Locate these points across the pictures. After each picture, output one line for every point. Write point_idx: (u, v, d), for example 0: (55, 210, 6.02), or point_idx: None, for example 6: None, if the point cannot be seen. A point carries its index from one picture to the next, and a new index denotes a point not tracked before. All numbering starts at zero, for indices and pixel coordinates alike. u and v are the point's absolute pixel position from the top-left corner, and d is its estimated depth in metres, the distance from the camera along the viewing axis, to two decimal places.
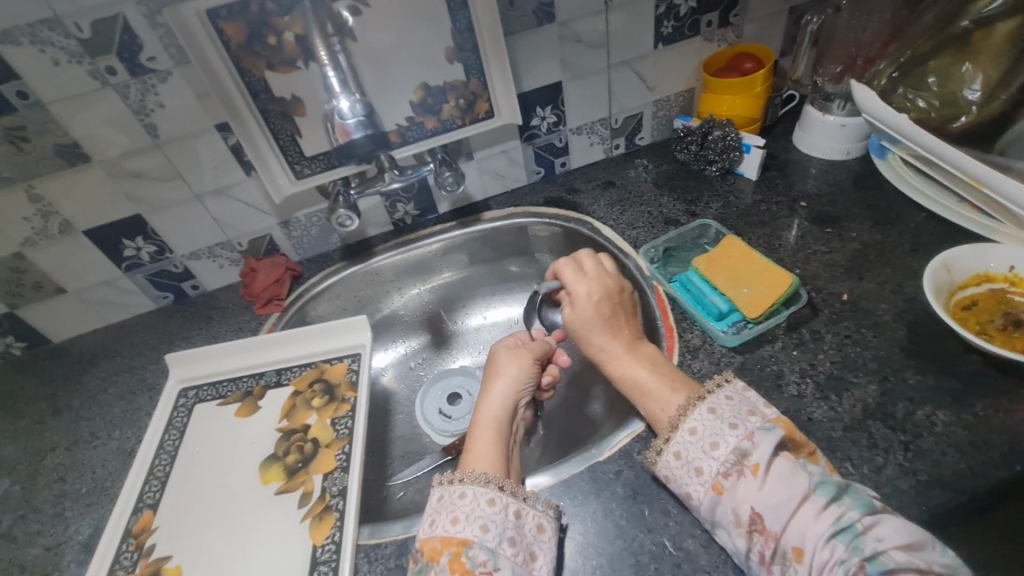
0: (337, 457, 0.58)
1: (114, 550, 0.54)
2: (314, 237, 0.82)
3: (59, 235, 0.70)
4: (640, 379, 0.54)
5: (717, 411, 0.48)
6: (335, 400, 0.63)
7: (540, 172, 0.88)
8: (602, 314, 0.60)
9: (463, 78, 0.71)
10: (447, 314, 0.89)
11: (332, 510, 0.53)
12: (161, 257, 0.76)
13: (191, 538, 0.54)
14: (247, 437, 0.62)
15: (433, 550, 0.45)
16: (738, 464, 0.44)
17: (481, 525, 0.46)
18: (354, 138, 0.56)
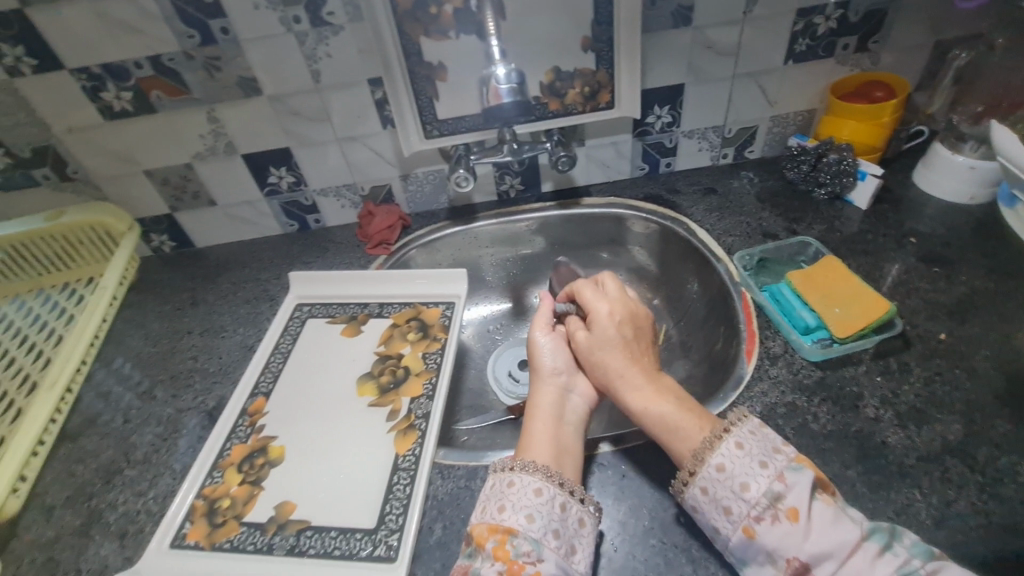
0: (424, 386, 0.65)
1: (233, 422, 0.63)
2: (426, 194, 0.89)
3: (223, 155, 0.81)
4: (663, 408, 0.53)
5: (745, 446, 0.47)
6: (428, 337, 0.70)
7: (644, 169, 0.91)
8: (623, 337, 0.60)
9: (593, 68, 0.75)
10: (531, 287, 0.94)
11: (415, 428, 0.60)
12: (296, 188, 0.87)
13: (295, 426, 0.62)
14: (349, 354, 0.70)
15: (479, 535, 0.47)
16: (772, 508, 0.44)
17: (527, 516, 0.47)
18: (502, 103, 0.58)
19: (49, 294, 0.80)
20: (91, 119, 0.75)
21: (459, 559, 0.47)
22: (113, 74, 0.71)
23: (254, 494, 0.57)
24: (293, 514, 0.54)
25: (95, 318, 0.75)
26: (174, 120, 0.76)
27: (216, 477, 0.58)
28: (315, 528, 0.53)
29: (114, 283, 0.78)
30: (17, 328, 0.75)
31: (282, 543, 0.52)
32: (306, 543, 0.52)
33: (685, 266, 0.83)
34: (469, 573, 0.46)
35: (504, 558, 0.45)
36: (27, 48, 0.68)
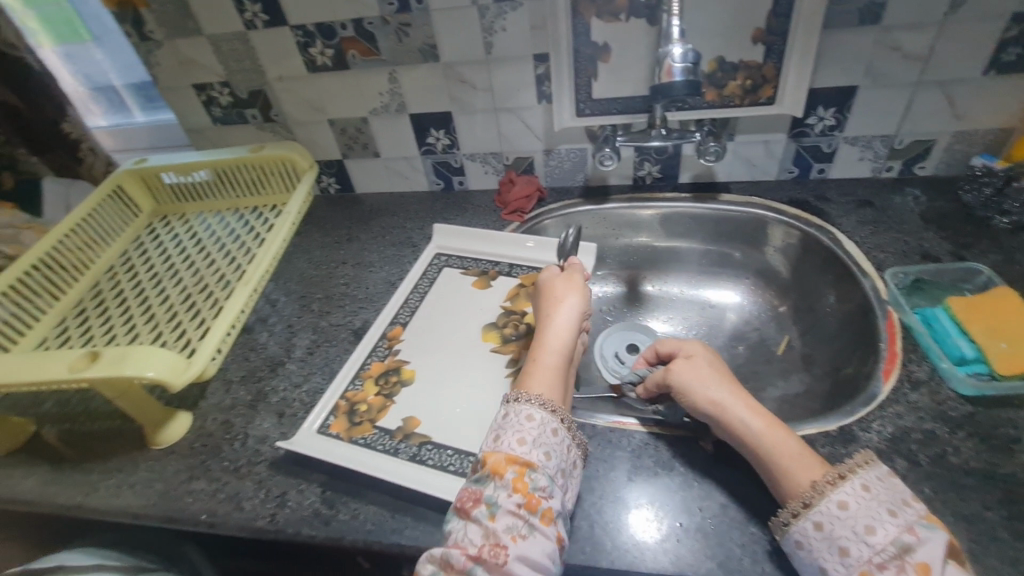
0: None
1: (375, 342, 0.72)
2: (565, 170, 0.93)
3: (394, 112, 0.91)
4: (782, 440, 0.49)
5: (874, 490, 0.44)
6: None
7: (792, 172, 0.87)
8: (719, 365, 0.58)
9: (760, 61, 0.74)
10: (650, 276, 0.95)
11: None
12: (449, 151, 0.95)
13: (426, 356, 0.70)
14: (478, 303, 0.76)
15: (497, 464, 0.49)
16: (898, 560, 0.40)
17: (544, 452, 0.50)
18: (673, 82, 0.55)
19: (250, 220, 0.93)
20: (298, 70, 0.89)
21: (473, 488, 0.48)
22: (323, 33, 0.83)
23: (387, 405, 0.64)
24: (417, 428, 0.61)
25: (283, 232, 0.84)
26: (362, 78, 0.87)
27: (357, 384, 0.67)
28: (434, 444, 0.59)
29: (298, 206, 0.88)
30: (224, 242, 0.88)
31: (406, 450, 0.59)
32: (425, 454, 0.59)
33: (823, 278, 0.79)
34: (485, 501, 0.47)
35: (520, 490, 0.47)
36: (264, 6, 0.82)
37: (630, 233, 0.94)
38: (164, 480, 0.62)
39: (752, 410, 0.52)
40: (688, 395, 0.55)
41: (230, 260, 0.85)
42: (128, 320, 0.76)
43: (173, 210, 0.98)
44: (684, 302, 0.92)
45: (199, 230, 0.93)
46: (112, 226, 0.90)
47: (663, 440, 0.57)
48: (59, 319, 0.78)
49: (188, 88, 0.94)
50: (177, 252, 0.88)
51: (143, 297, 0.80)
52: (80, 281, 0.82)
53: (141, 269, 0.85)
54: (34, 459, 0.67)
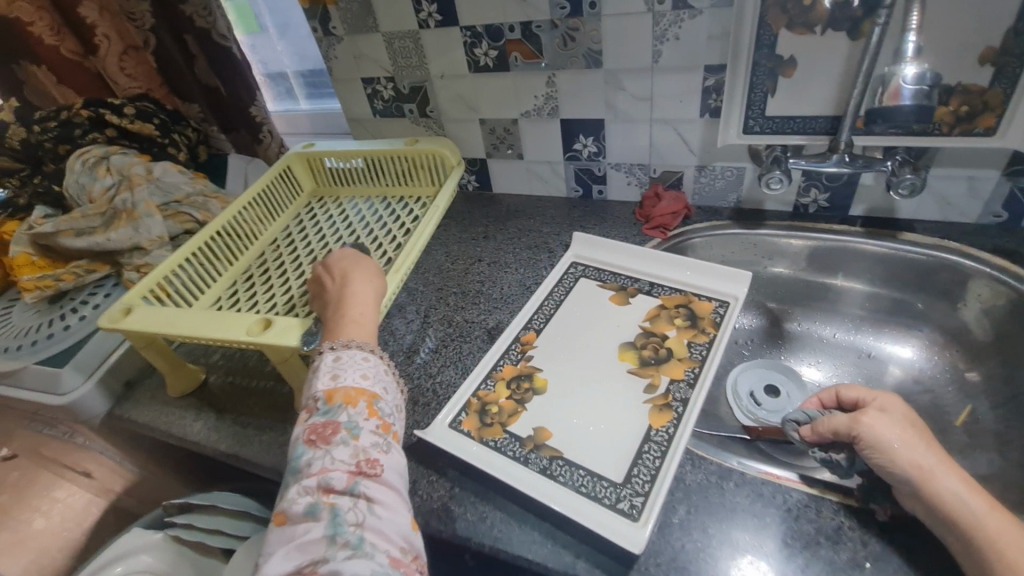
0: (686, 373, 0.65)
1: (508, 345, 0.72)
2: (716, 189, 0.88)
3: (546, 116, 0.91)
4: (1007, 526, 0.42)
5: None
6: (696, 327, 0.70)
7: (1000, 217, 0.74)
8: (917, 424, 0.51)
9: (985, 85, 0.63)
10: (799, 314, 0.87)
11: (672, 408, 0.61)
12: (594, 158, 0.93)
13: (558, 367, 0.68)
14: (615, 319, 0.73)
15: (345, 397, 0.51)
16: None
17: (382, 387, 0.55)
18: (899, 105, 0.49)
19: (397, 210, 0.97)
20: (460, 69, 0.91)
21: (319, 422, 0.49)
22: (490, 34, 0.85)
23: (518, 411, 0.64)
24: (547, 440, 0.60)
25: (430, 225, 0.86)
26: (520, 80, 0.88)
27: (489, 385, 0.67)
28: (566, 460, 0.57)
29: (445, 202, 0.90)
30: (373, 227, 0.93)
31: (537, 461, 0.58)
32: (556, 469, 0.57)
33: None
34: (343, 428, 0.49)
35: (373, 413, 0.51)
36: (439, 7, 0.85)
37: (782, 264, 0.86)
38: None
39: (967, 483, 0.45)
40: (885, 453, 0.49)
41: (377, 246, 0.89)
42: (287, 289, 0.83)
43: (330, 193, 1.06)
44: (837, 347, 0.83)
45: (351, 213, 0.99)
46: (280, 203, 1.00)
47: (826, 505, 0.51)
48: (232, 281, 0.88)
49: (357, 81, 1.01)
50: (332, 232, 0.95)
51: (300, 270, 0.87)
52: (251, 249, 0.92)
53: (301, 244, 0.93)
54: (202, 405, 0.75)
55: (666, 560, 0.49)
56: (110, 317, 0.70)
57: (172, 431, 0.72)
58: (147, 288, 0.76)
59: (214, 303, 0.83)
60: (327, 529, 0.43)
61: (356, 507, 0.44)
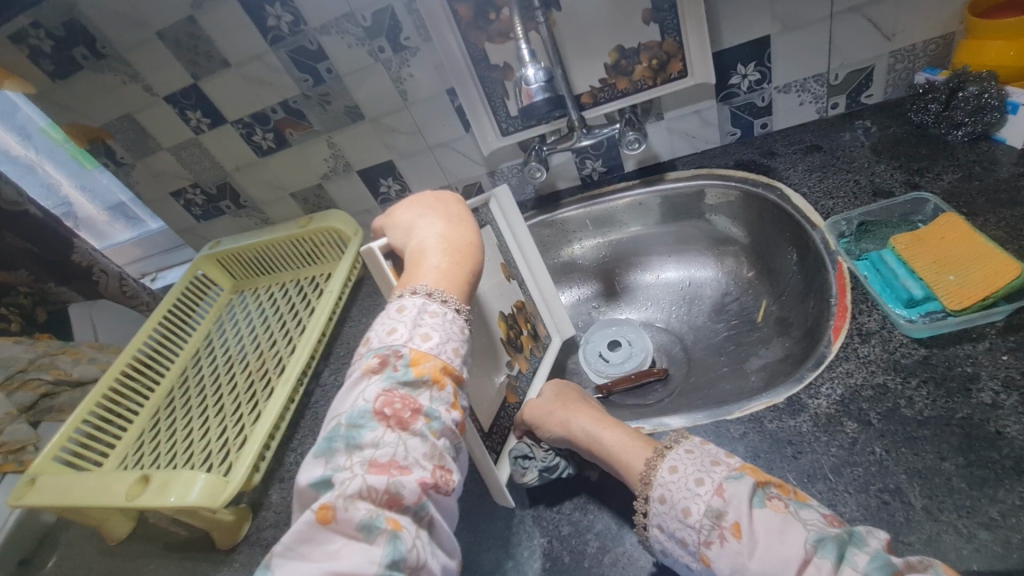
0: (527, 370, 0.70)
1: None
2: (513, 186, 0.95)
3: (343, 172, 0.97)
4: (611, 436, 0.52)
5: (679, 470, 0.45)
6: (538, 338, 0.74)
7: (735, 134, 0.84)
8: (568, 392, 0.61)
9: (659, 38, 0.73)
10: (622, 269, 0.95)
11: (516, 393, 0.66)
12: (403, 194, 0.99)
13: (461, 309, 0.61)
14: (499, 289, 0.70)
15: (434, 371, 0.42)
16: (716, 528, 0.41)
17: (457, 349, 0.45)
18: (535, 101, 0.63)
19: (305, 291, 0.95)
20: (250, 158, 0.96)
21: (399, 391, 0.40)
22: (259, 121, 0.90)
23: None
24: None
25: (324, 313, 0.83)
26: (305, 150, 0.94)
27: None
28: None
29: (338, 283, 0.87)
30: (285, 316, 0.92)
31: None
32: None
33: (782, 238, 0.76)
34: (424, 414, 0.40)
35: (456, 404, 0.42)
36: (203, 111, 0.89)
37: (591, 231, 0.94)
38: (192, 556, 0.70)
39: (589, 413, 0.56)
40: (542, 430, 0.58)
41: (287, 340, 0.87)
42: (203, 410, 0.82)
43: (250, 284, 1.05)
44: (660, 288, 0.92)
45: (266, 305, 0.97)
46: (195, 313, 0.99)
47: None
48: (155, 410, 0.87)
49: (168, 196, 1.04)
50: (247, 330, 0.94)
51: (218, 389, 0.85)
52: (170, 371, 0.91)
53: (218, 353, 0.92)
54: (94, 555, 0.77)
55: (494, 543, 0.56)
56: (15, 494, 0.70)
57: None
58: (55, 450, 0.76)
59: (136, 438, 0.83)
60: (384, 555, 0.34)
61: (419, 537, 0.36)
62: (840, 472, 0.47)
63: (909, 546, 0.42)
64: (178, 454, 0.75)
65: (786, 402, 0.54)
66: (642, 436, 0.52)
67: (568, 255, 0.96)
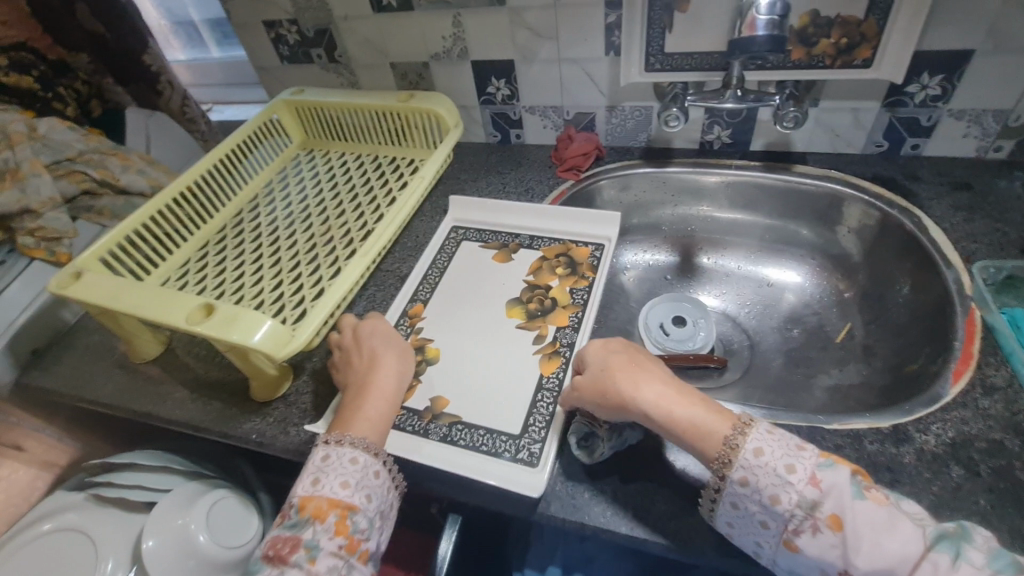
0: (569, 322, 0.67)
1: (395, 322, 0.70)
2: (627, 129, 0.89)
3: (456, 58, 0.89)
4: (683, 414, 0.48)
5: (766, 453, 0.44)
6: (576, 274, 0.72)
7: (881, 146, 0.79)
8: (621, 351, 0.54)
9: (861, 15, 0.66)
10: (706, 248, 0.90)
11: (559, 354, 0.63)
12: (508, 101, 0.92)
13: (445, 334, 0.68)
14: (501, 279, 0.74)
15: (317, 509, 0.48)
16: (812, 518, 0.42)
17: (342, 482, 0.50)
18: (756, 35, 0.61)
19: (383, 170, 0.89)
20: (362, 10, 0.87)
21: (282, 534, 0.48)
22: None
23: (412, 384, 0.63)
24: (446, 408, 0.60)
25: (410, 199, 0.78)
26: (425, 20, 0.85)
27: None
28: (465, 424, 0.58)
29: (429, 174, 0.81)
30: (358, 188, 0.87)
31: (436, 431, 0.58)
32: (456, 434, 0.57)
33: (897, 267, 0.73)
34: (303, 545, 0.47)
35: (342, 530, 0.48)
36: None
37: (690, 200, 0.88)
38: (221, 398, 0.67)
39: (654, 386, 0.50)
40: (597, 398, 0.52)
41: (358, 214, 0.82)
42: (257, 258, 0.78)
43: (320, 145, 0.98)
44: (738, 279, 0.87)
45: (337, 172, 0.91)
46: (259, 157, 0.93)
47: None
48: (203, 242, 0.82)
49: (257, 24, 0.95)
50: (313, 192, 0.88)
51: (276, 242, 0.80)
52: (224, 210, 0.86)
53: (278, 206, 0.87)
54: (114, 367, 0.74)
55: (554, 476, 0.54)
56: (58, 282, 0.65)
57: (82, 395, 0.72)
58: (100, 250, 0.72)
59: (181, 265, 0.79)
60: None
61: None
62: (938, 512, 0.46)
63: None
64: (227, 293, 0.72)
65: (891, 429, 0.52)
66: (714, 406, 0.49)
67: (656, 216, 0.91)
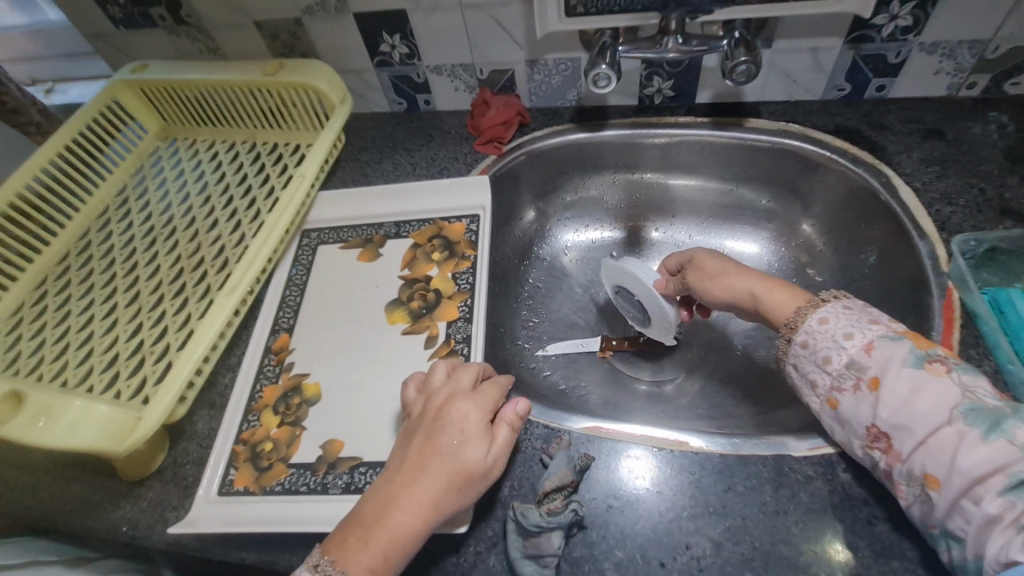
0: (457, 317, 0.59)
1: (259, 363, 0.59)
2: (553, 87, 0.74)
3: (334, 11, 0.71)
4: (778, 296, 0.51)
5: (830, 322, 0.45)
6: (455, 256, 0.64)
7: (843, 90, 0.68)
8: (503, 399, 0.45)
9: None
10: (653, 220, 0.79)
11: (457, 354, 0.56)
12: (409, 62, 0.75)
13: (323, 361, 0.59)
14: (372, 281, 0.64)
15: None
16: (855, 377, 0.43)
17: None
18: None
19: (262, 162, 0.73)
20: None
21: None
22: None
23: (297, 435, 0.54)
24: (341, 452, 0.52)
25: (293, 204, 0.63)
26: None
27: (253, 420, 0.55)
28: (367, 465, 0.51)
29: (314, 167, 0.66)
30: (231, 189, 0.70)
31: (335, 482, 0.50)
32: (360, 480, 0.50)
33: (866, 233, 0.64)
34: None
35: None
36: None
37: (593, 172, 0.77)
38: (84, 482, 0.55)
39: (756, 275, 0.53)
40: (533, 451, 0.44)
41: (233, 223, 0.66)
42: (110, 295, 0.62)
43: (184, 131, 0.79)
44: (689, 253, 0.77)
45: (207, 167, 0.74)
46: (103, 154, 0.74)
47: (649, 456, 0.47)
48: (41, 277, 0.65)
49: None
50: (178, 197, 0.71)
51: (134, 271, 0.64)
52: (64, 231, 0.68)
53: (135, 221, 0.70)
54: None
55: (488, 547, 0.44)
56: None
57: None
58: None
59: (12, 314, 0.62)
60: None
61: None
62: (924, 554, 0.41)
63: None
64: (72, 350, 0.57)
65: None
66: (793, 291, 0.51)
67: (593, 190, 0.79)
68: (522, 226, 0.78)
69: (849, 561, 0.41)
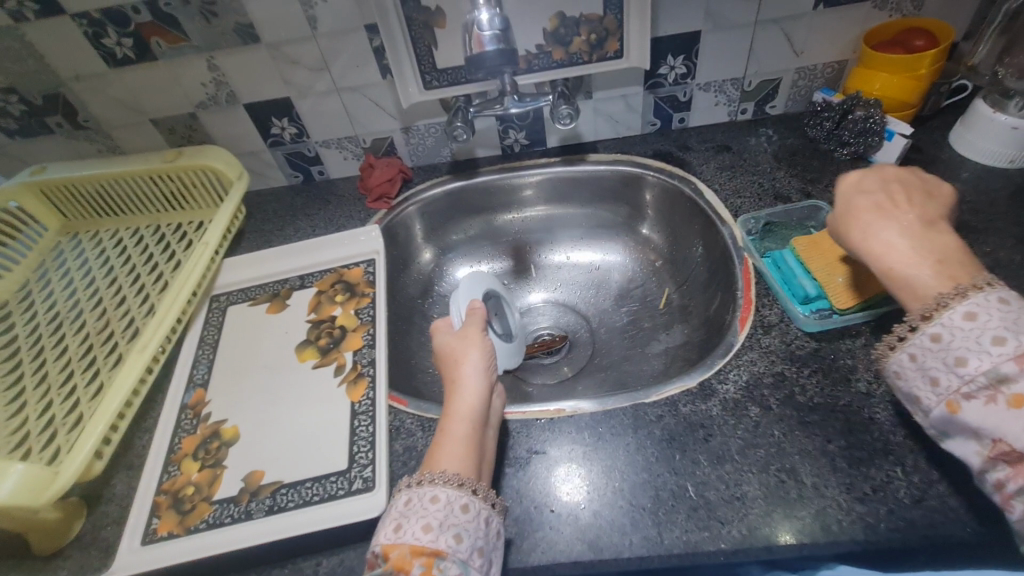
0: (362, 344, 0.67)
1: (176, 418, 0.62)
2: (428, 147, 0.87)
3: (225, 104, 0.81)
4: (914, 271, 0.46)
5: (979, 317, 0.41)
6: (356, 295, 0.72)
7: (655, 124, 0.86)
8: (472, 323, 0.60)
9: (601, 13, 0.71)
10: (535, 247, 0.91)
11: (364, 376, 0.63)
12: (299, 140, 0.86)
13: (238, 405, 0.63)
14: (282, 328, 0.70)
15: (400, 560, 0.41)
16: (992, 389, 0.40)
17: (454, 535, 0.43)
18: (486, 51, 0.61)
19: (167, 241, 0.79)
20: (95, 67, 0.76)
21: None
22: (112, 20, 0.70)
23: (218, 475, 0.57)
24: (262, 480, 0.56)
25: (197, 269, 0.69)
26: (176, 68, 0.76)
27: (173, 471, 0.58)
28: (288, 486, 0.55)
29: (216, 236, 0.73)
30: (138, 268, 0.75)
31: (259, 507, 0.54)
32: (283, 500, 0.54)
33: (691, 229, 0.79)
34: None
35: None
36: None
37: (475, 214, 0.90)
38: None
39: (898, 228, 0.47)
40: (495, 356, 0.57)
41: (142, 297, 0.71)
42: (16, 381, 0.63)
43: (86, 225, 0.84)
44: (569, 270, 0.89)
45: (112, 253, 0.79)
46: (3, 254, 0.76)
47: (535, 425, 0.57)
48: None
49: None
50: (83, 283, 0.75)
51: (40, 354, 0.66)
52: None
53: (38, 311, 0.72)
54: None
55: None
56: None
57: None
58: None
59: None
60: None
61: None
62: (746, 453, 0.52)
63: (800, 520, 0.47)
64: None
65: (698, 386, 0.57)
66: (946, 264, 0.45)
67: (478, 229, 0.91)
68: (421, 266, 0.88)
69: (691, 471, 0.51)
